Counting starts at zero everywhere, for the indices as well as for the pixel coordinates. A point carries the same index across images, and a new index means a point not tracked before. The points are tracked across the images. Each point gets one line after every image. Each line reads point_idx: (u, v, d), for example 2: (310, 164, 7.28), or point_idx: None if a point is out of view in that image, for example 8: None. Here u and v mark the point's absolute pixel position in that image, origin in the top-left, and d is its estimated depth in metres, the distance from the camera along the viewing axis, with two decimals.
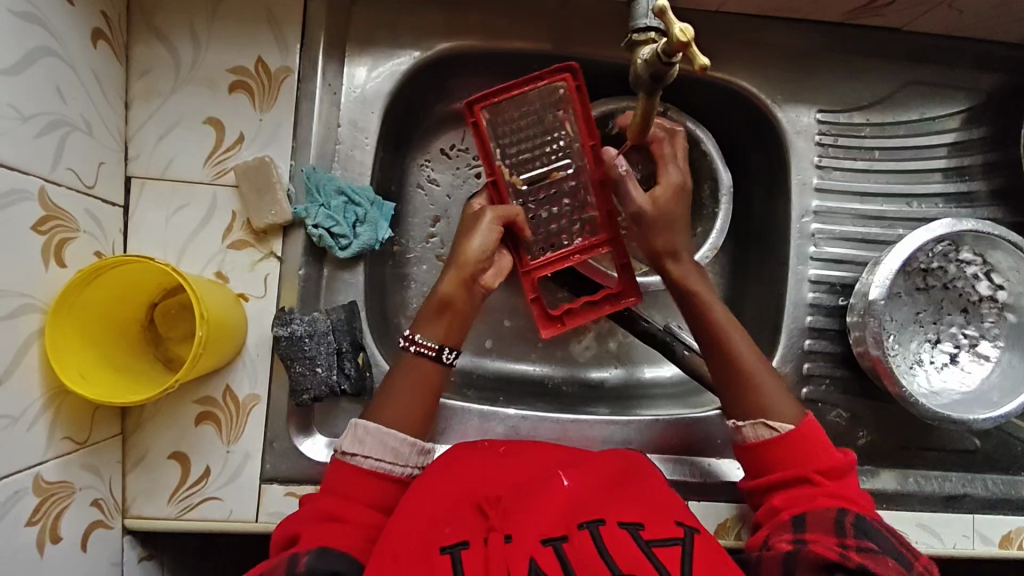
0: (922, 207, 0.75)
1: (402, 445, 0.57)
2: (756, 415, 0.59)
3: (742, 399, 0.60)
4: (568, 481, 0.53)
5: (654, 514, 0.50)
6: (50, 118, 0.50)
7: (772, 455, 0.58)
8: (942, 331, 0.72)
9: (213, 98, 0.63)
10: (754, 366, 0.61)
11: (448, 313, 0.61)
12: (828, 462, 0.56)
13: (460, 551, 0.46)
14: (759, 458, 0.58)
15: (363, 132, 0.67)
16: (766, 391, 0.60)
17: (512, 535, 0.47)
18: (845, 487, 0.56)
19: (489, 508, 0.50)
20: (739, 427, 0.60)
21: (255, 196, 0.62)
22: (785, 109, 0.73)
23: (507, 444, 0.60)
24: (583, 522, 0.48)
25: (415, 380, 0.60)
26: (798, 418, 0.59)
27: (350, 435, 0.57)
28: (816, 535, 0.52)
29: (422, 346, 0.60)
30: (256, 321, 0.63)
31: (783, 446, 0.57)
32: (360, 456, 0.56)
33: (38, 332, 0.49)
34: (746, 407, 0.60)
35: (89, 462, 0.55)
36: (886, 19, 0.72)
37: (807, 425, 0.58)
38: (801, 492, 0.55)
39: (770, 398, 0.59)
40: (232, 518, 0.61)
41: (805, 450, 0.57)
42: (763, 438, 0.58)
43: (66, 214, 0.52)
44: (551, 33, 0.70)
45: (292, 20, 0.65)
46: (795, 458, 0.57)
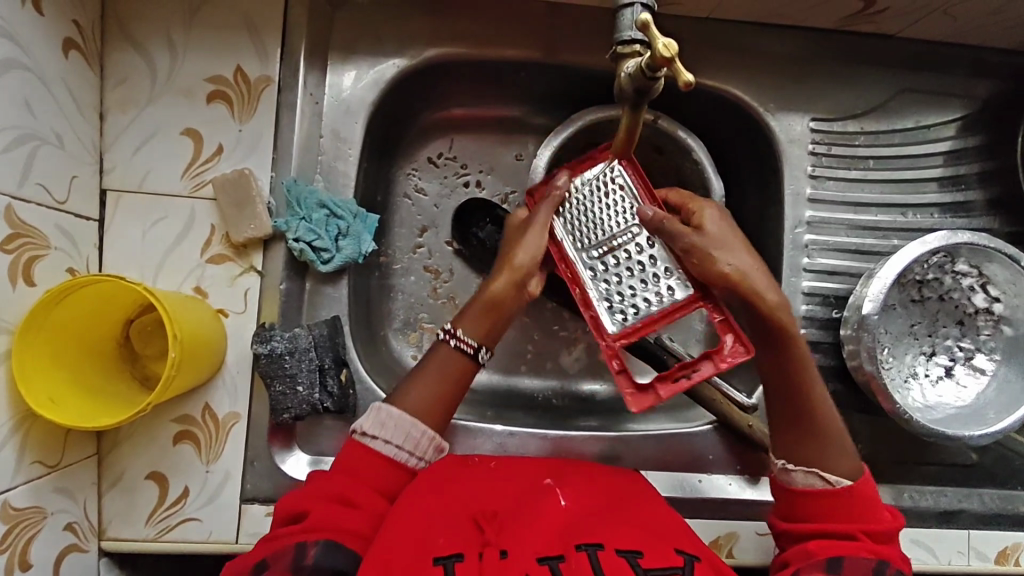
0: (917, 217, 0.74)
1: (421, 435, 0.56)
2: (811, 462, 0.56)
3: (799, 444, 0.57)
4: (565, 500, 0.52)
5: (644, 536, 0.49)
6: (17, 133, 0.49)
7: (820, 506, 0.55)
8: (938, 343, 0.71)
9: (191, 109, 0.61)
10: (821, 415, 0.57)
11: (491, 309, 0.59)
12: (876, 525, 0.54)
13: (454, 563, 0.44)
14: (803, 504, 0.56)
15: (347, 142, 0.66)
16: (828, 441, 0.57)
17: (508, 551, 0.45)
18: (889, 550, 0.53)
19: (485, 522, 0.48)
20: (788, 469, 0.57)
21: (235, 210, 0.60)
22: (778, 117, 0.72)
23: (498, 459, 0.58)
24: (581, 544, 0.46)
25: (447, 373, 0.58)
26: (857, 475, 0.56)
27: (372, 417, 0.56)
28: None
29: (462, 342, 0.58)
30: (236, 337, 0.61)
31: (833, 497, 0.55)
32: (378, 439, 0.55)
33: (4, 355, 0.47)
34: (801, 451, 0.57)
35: (62, 486, 0.53)
36: (880, 26, 0.71)
37: (862, 482, 0.55)
38: (841, 542, 0.52)
39: (829, 450, 0.56)
40: (211, 540, 0.60)
41: (853, 506, 0.55)
42: (813, 487, 0.56)
43: (35, 231, 0.51)
44: (539, 41, 0.69)
45: (272, 28, 0.63)
46: (843, 512, 0.54)
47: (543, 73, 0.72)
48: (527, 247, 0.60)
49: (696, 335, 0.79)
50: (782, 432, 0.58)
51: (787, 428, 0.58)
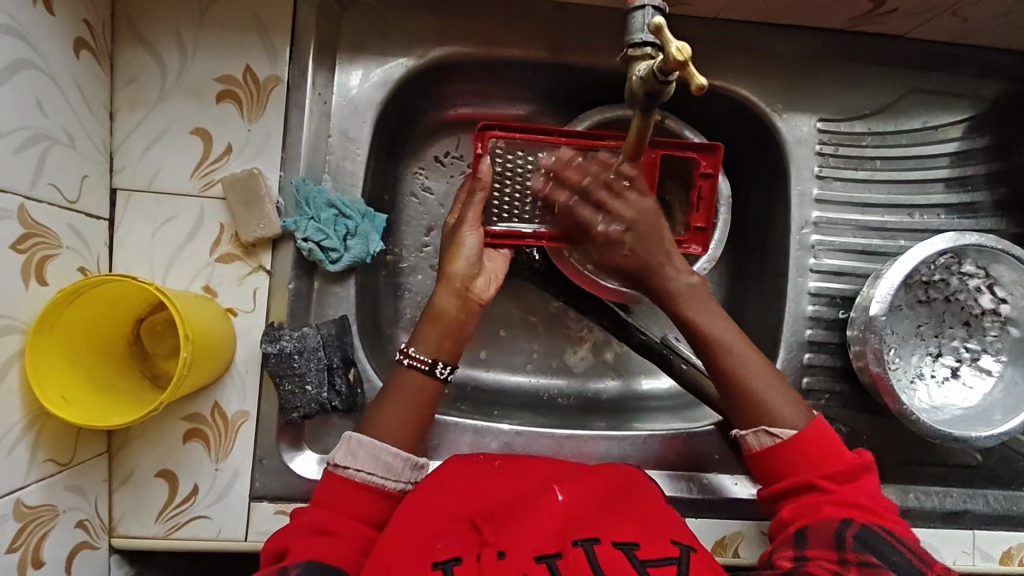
0: (924, 218, 0.74)
1: (393, 458, 0.56)
2: (758, 421, 0.57)
3: (740, 410, 0.58)
4: (562, 497, 0.52)
5: (651, 531, 0.49)
6: (29, 133, 0.49)
7: (780, 463, 0.56)
8: (943, 344, 0.71)
9: (200, 108, 0.62)
10: (751, 382, 0.58)
11: (440, 322, 0.60)
12: (836, 466, 0.54)
13: (452, 566, 0.44)
14: (765, 465, 0.57)
15: (355, 142, 0.66)
16: (767, 406, 0.57)
17: (505, 551, 0.45)
18: (855, 492, 0.53)
19: (483, 523, 0.49)
20: (743, 437, 0.58)
21: (243, 209, 0.61)
22: (785, 118, 0.72)
23: (504, 458, 0.59)
24: (578, 540, 0.46)
25: (409, 393, 0.58)
26: (804, 421, 0.57)
27: (343, 448, 0.55)
28: (817, 552, 0.50)
29: (416, 359, 0.59)
30: (245, 336, 0.61)
31: (784, 453, 0.56)
32: (352, 469, 0.55)
33: (18, 354, 0.47)
34: (745, 416, 0.58)
35: (73, 484, 0.54)
36: (889, 26, 0.70)
37: (812, 429, 0.56)
38: (806, 501, 0.54)
39: (772, 406, 0.57)
40: (221, 538, 0.60)
41: (809, 456, 0.55)
42: (766, 446, 0.57)
43: (47, 231, 0.51)
44: (547, 41, 0.69)
45: (281, 27, 0.63)
46: (802, 466, 0.55)
47: (550, 73, 0.72)
48: (464, 253, 0.61)
49: None
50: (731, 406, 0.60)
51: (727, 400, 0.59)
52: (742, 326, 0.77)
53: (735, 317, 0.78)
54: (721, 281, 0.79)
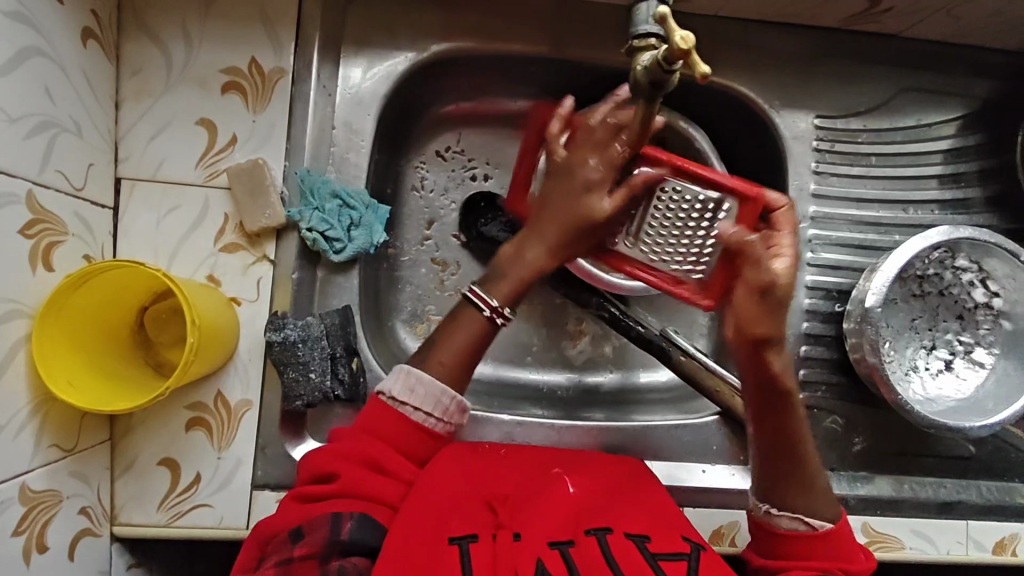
0: (918, 213, 0.75)
1: (442, 394, 0.54)
2: (796, 505, 0.55)
3: (783, 492, 0.56)
4: (574, 487, 0.53)
5: (659, 526, 0.50)
6: (37, 120, 0.49)
7: (797, 544, 0.55)
8: (938, 337, 0.72)
9: (206, 99, 0.62)
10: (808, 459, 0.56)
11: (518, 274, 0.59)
12: (855, 567, 0.54)
13: (469, 543, 0.46)
14: (777, 541, 0.56)
15: (359, 134, 0.67)
16: (813, 489, 0.56)
17: (520, 535, 0.47)
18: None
19: (498, 506, 0.51)
20: (772, 514, 0.56)
21: (249, 200, 0.61)
22: (783, 114, 0.73)
23: (511, 448, 0.58)
24: (590, 529, 0.48)
25: (470, 330, 0.57)
26: (836, 515, 0.56)
27: (401, 380, 0.54)
28: None
29: (504, 315, 0.57)
30: (249, 326, 0.62)
31: (810, 539, 0.55)
32: (405, 404, 0.54)
33: (25, 338, 0.48)
34: (784, 493, 0.56)
35: (77, 470, 0.54)
36: (884, 25, 0.72)
37: (841, 523, 0.56)
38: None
39: (814, 494, 0.56)
40: (222, 526, 0.60)
41: (832, 547, 0.54)
42: (797, 531, 0.55)
43: (54, 217, 0.51)
44: (548, 36, 0.70)
45: (286, 20, 0.64)
46: (824, 552, 0.54)
47: (552, 68, 0.73)
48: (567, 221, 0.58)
49: (701, 329, 0.80)
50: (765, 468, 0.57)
51: (772, 467, 0.56)
52: None
53: None
54: None
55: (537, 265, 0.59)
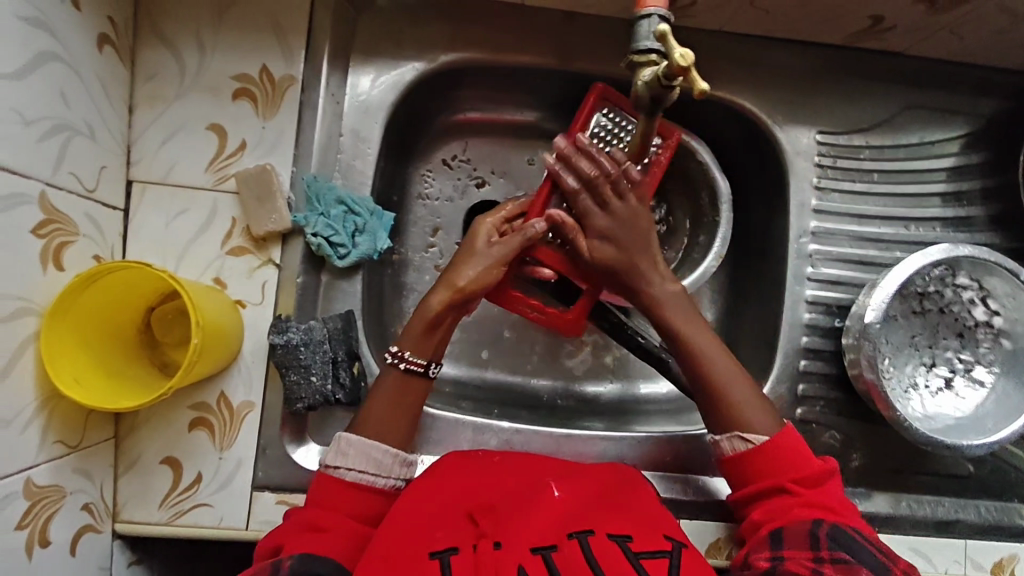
0: (920, 230, 0.75)
1: (384, 455, 0.58)
2: (730, 427, 0.60)
3: (717, 413, 0.61)
4: (559, 491, 0.53)
5: (643, 527, 0.51)
6: (52, 123, 0.50)
7: (751, 466, 0.59)
8: (937, 355, 0.72)
9: (217, 105, 0.63)
10: (726, 385, 0.61)
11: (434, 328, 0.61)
12: (806, 471, 0.57)
13: (449, 555, 0.46)
14: (735, 468, 0.60)
15: (366, 142, 0.68)
16: (743, 412, 0.60)
17: (501, 542, 0.47)
18: (824, 495, 0.56)
19: (481, 516, 0.50)
20: (716, 441, 0.61)
21: (256, 204, 0.62)
22: (786, 129, 0.73)
23: (503, 454, 0.61)
24: (573, 532, 0.48)
25: (393, 392, 0.60)
26: (775, 429, 0.59)
27: (333, 449, 0.58)
28: (793, 552, 0.52)
29: (411, 363, 0.61)
30: (254, 327, 0.63)
31: (756, 455, 0.58)
32: (342, 468, 0.57)
33: (34, 335, 0.48)
34: (721, 423, 0.61)
35: (80, 467, 0.55)
36: (888, 43, 0.72)
37: (784, 436, 0.59)
38: (776, 504, 0.56)
39: (746, 411, 0.60)
40: (222, 525, 0.61)
41: (780, 460, 0.58)
42: (739, 451, 0.59)
43: (65, 218, 0.52)
44: (554, 49, 0.71)
45: (297, 28, 0.65)
46: (772, 468, 0.58)
47: (557, 80, 0.74)
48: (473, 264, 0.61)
49: None
50: (706, 412, 0.62)
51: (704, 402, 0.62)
52: (739, 332, 0.78)
53: (733, 323, 0.79)
54: (719, 289, 0.81)
55: (442, 308, 0.61)
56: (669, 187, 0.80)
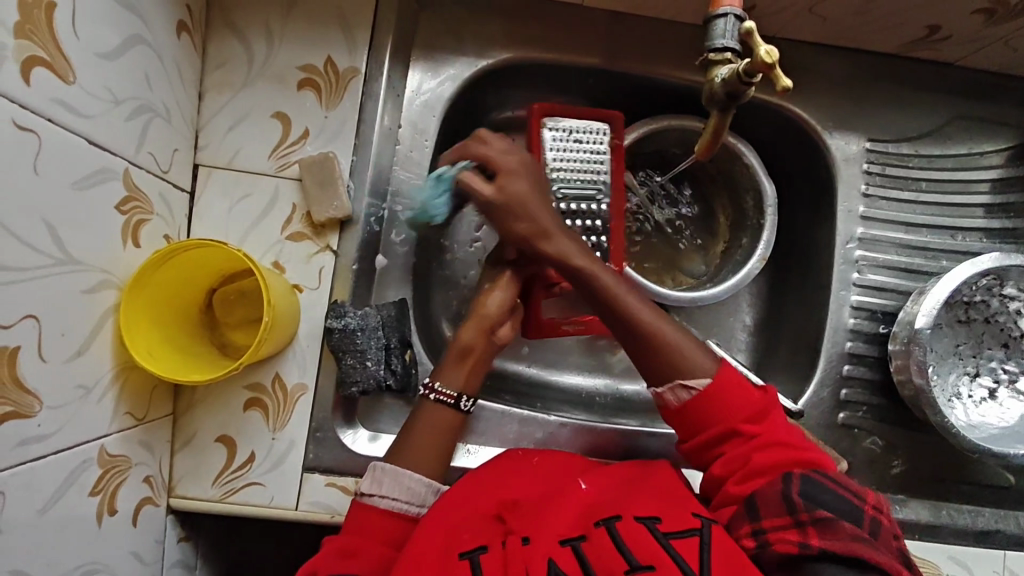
0: (966, 240, 0.76)
1: (417, 484, 0.58)
2: (673, 377, 0.58)
3: (658, 368, 0.58)
4: (586, 485, 0.57)
5: (670, 508, 0.53)
6: (137, 104, 0.52)
7: (696, 412, 0.57)
8: (982, 365, 0.72)
9: (282, 94, 0.65)
10: (662, 328, 0.58)
11: (467, 359, 0.64)
12: (749, 409, 0.57)
13: (479, 556, 0.50)
14: (682, 416, 0.58)
15: (423, 134, 0.69)
16: (685, 356, 0.58)
17: (529, 538, 0.51)
18: (777, 432, 0.56)
19: (507, 513, 0.55)
20: (659, 393, 0.59)
21: (317, 190, 0.64)
22: (835, 135, 0.74)
23: (542, 454, 0.62)
24: (600, 521, 0.52)
25: (436, 425, 0.62)
26: (715, 368, 0.58)
27: (369, 477, 0.58)
28: (771, 520, 0.51)
29: (442, 394, 0.62)
30: (309, 312, 0.64)
31: (701, 400, 0.57)
32: (378, 495, 0.57)
33: (113, 308, 0.50)
34: (660, 372, 0.58)
35: (144, 440, 0.56)
36: (940, 53, 0.73)
37: (724, 373, 0.58)
38: (738, 451, 0.56)
39: (677, 357, 0.58)
40: (272, 505, 0.62)
41: (723, 405, 0.57)
42: (684, 400, 0.58)
43: (143, 197, 0.54)
44: (609, 49, 0.72)
45: (363, 22, 0.66)
46: (723, 418, 0.57)
47: (610, 80, 0.75)
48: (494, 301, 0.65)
49: (739, 344, 0.80)
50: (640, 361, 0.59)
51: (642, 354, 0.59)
52: (779, 336, 0.79)
53: (773, 327, 0.79)
54: (760, 293, 0.81)
55: (474, 340, 0.64)
56: (714, 193, 0.82)
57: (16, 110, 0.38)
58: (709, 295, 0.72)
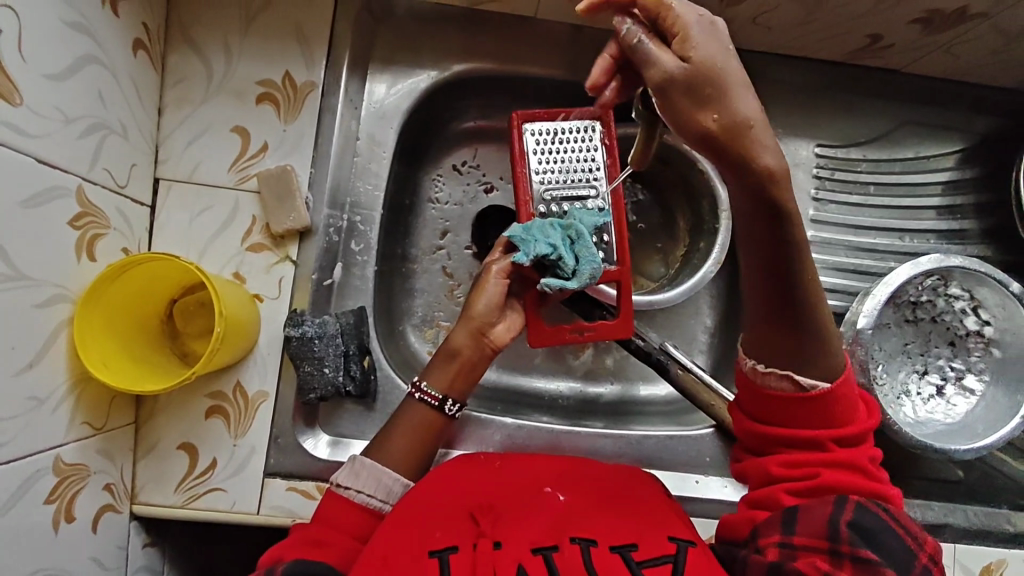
0: (914, 242, 0.78)
1: (395, 484, 0.61)
2: (787, 363, 0.52)
3: (775, 346, 0.52)
4: (563, 497, 0.57)
5: (648, 532, 0.54)
6: (91, 121, 0.53)
7: (791, 408, 0.53)
8: (929, 362, 0.74)
9: (241, 108, 0.67)
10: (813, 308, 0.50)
11: (454, 362, 0.65)
12: (847, 430, 0.52)
13: (448, 555, 0.50)
14: (771, 405, 0.54)
15: (381, 145, 0.72)
16: (815, 342, 0.51)
17: (500, 543, 0.51)
18: (857, 455, 0.52)
19: (481, 515, 0.54)
20: (760, 369, 0.54)
21: (276, 202, 0.65)
22: (785, 141, 0.77)
23: (504, 458, 0.64)
24: (575, 537, 0.52)
25: (417, 424, 0.64)
26: (838, 374, 0.52)
27: (347, 469, 0.60)
28: (805, 539, 0.48)
29: (428, 394, 0.64)
30: (270, 320, 0.66)
31: (805, 404, 0.52)
32: (351, 489, 0.59)
33: (67, 321, 0.51)
34: (778, 352, 0.52)
35: (103, 448, 0.57)
36: (886, 61, 0.75)
37: (842, 384, 0.52)
38: (809, 459, 0.52)
39: (813, 351, 0.51)
40: (234, 510, 0.63)
41: (823, 411, 0.52)
42: (785, 391, 0.53)
43: (98, 211, 0.55)
44: (562, 61, 0.74)
45: (319, 37, 0.68)
46: (812, 418, 0.52)
47: (566, 91, 0.77)
48: (484, 300, 0.64)
49: (699, 346, 0.83)
50: (763, 326, 0.53)
51: (773, 323, 0.52)
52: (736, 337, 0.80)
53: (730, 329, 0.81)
54: (718, 296, 0.83)
55: (466, 347, 0.65)
56: (675, 199, 0.85)
57: None
58: (666, 298, 0.74)
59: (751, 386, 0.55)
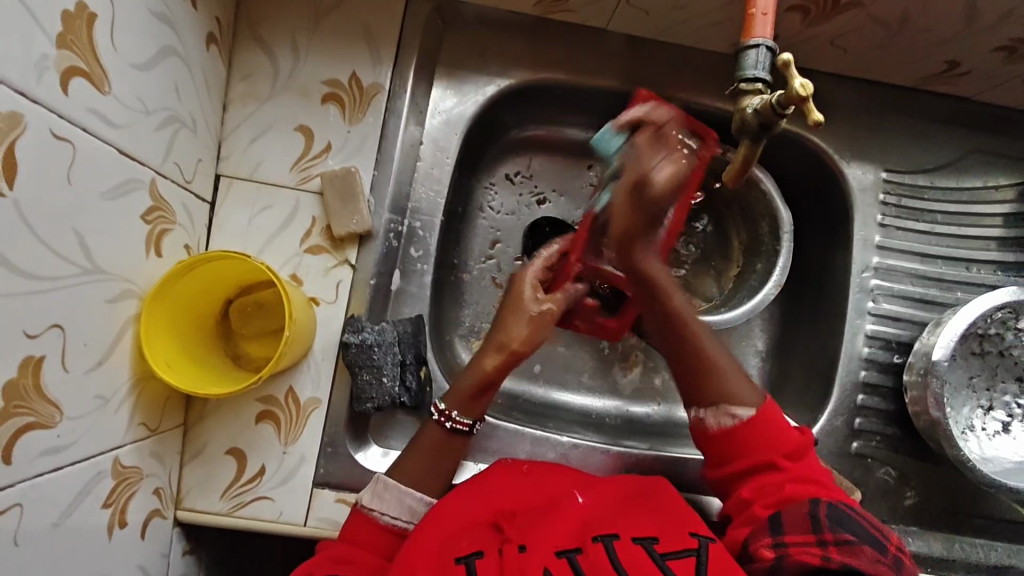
0: (981, 272, 0.75)
1: (419, 504, 0.58)
2: (718, 400, 0.60)
3: (701, 390, 0.62)
4: (582, 499, 0.57)
5: (669, 528, 0.54)
6: (166, 114, 0.52)
7: (737, 441, 0.59)
8: (995, 398, 0.72)
9: (306, 107, 0.65)
10: (716, 361, 0.62)
11: (479, 381, 0.61)
12: (790, 444, 0.58)
13: (475, 561, 0.49)
14: (722, 446, 0.60)
15: (445, 151, 0.70)
16: (728, 385, 0.61)
17: (526, 546, 0.50)
18: (807, 466, 0.58)
19: (504, 522, 0.54)
20: (701, 415, 0.61)
21: (339, 204, 0.64)
22: (852, 165, 0.74)
23: (533, 463, 0.61)
24: (597, 536, 0.51)
25: (437, 444, 0.60)
26: (761, 402, 0.60)
27: (371, 489, 0.57)
28: (793, 537, 0.53)
29: (458, 423, 0.61)
30: (325, 325, 0.64)
31: (745, 428, 0.59)
32: (377, 511, 0.56)
33: (134, 318, 0.49)
34: (705, 395, 0.61)
35: (155, 451, 0.55)
36: (959, 87, 0.74)
37: (767, 408, 0.60)
38: (768, 482, 0.57)
39: (732, 386, 0.61)
40: (281, 520, 0.61)
41: (766, 434, 0.59)
42: (725, 425, 0.60)
43: (167, 206, 0.54)
44: (629, 74, 0.73)
45: (388, 39, 0.67)
46: (761, 446, 0.59)
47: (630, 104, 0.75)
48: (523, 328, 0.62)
49: (750, 369, 0.79)
50: (684, 377, 0.63)
51: (684, 370, 0.63)
52: (791, 362, 0.78)
53: (786, 353, 0.79)
54: (773, 319, 0.81)
55: (491, 371, 0.62)
56: (728, 216, 0.82)
57: (53, 120, 0.39)
58: (725, 320, 0.71)
59: (707, 437, 0.61)
